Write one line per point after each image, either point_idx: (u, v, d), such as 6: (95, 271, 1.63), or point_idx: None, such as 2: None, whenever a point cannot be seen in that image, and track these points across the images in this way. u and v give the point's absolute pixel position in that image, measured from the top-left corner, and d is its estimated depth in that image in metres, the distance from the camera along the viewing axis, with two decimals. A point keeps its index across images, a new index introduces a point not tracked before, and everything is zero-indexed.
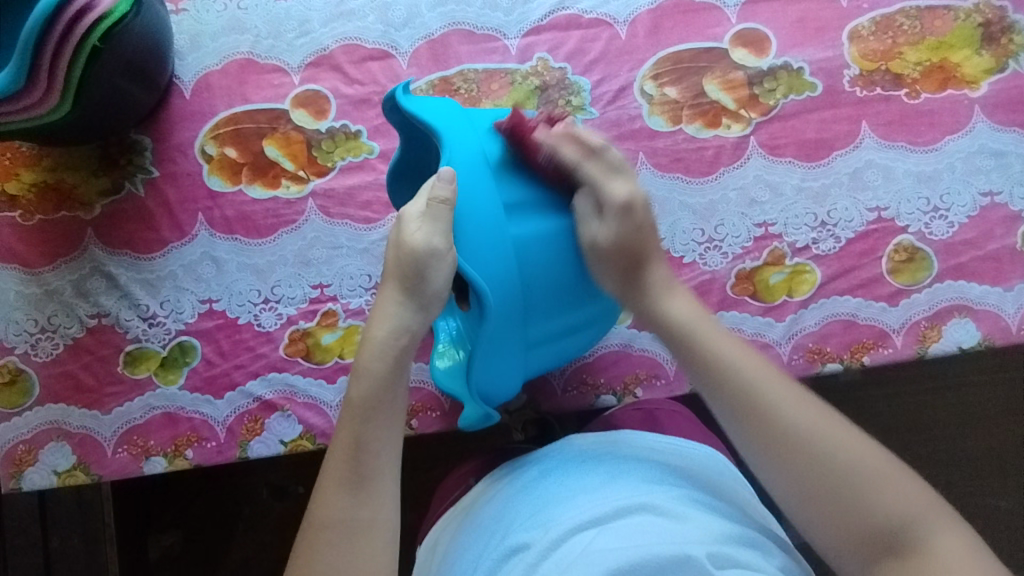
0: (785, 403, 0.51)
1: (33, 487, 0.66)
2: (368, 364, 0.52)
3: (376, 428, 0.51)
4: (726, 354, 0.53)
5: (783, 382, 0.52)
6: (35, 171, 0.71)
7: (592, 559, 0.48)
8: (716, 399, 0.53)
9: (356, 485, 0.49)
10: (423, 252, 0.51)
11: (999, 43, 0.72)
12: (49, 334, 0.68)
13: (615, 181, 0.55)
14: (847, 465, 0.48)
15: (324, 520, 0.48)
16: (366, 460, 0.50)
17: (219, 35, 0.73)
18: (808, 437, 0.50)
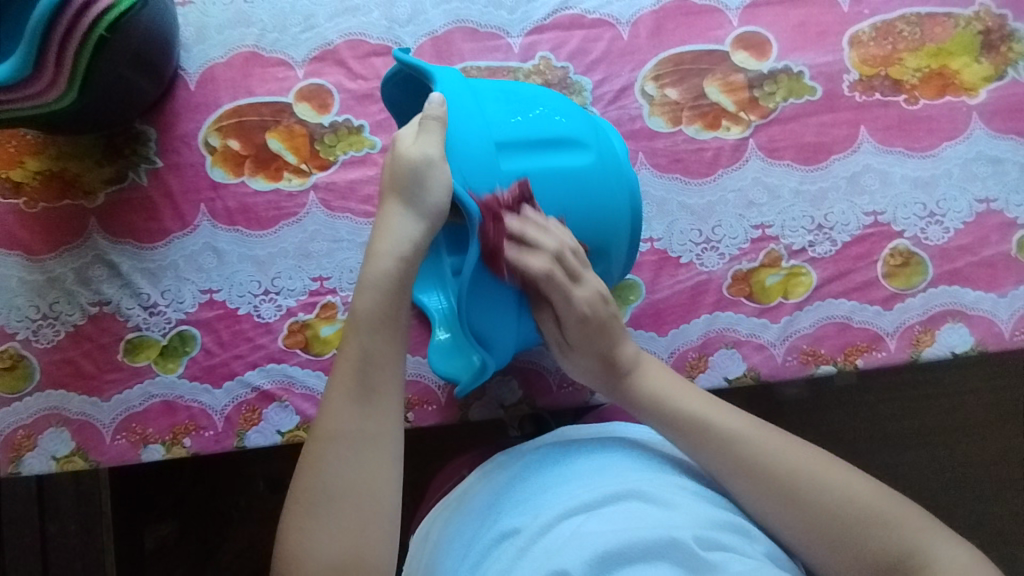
0: (768, 447, 0.54)
1: (32, 472, 0.67)
2: (373, 278, 0.52)
3: (382, 338, 0.52)
4: (693, 408, 0.57)
5: (763, 428, 0.55)
6: (39, 159, 0.71)
7: (583, 540, 0.49)
8: (706, 457, 0.55)
9: (361, 398, 0.51)
10: (421, 165, 0.50)
11: (998, 51, 0.72)
12: (51, 321, 0.69)
13: (580, 287, 0.57)
14: (820, 492, 0.52)
15: (331, 431, 0.50)
16: (371, 375, 0.51)
17: (225, 28, 0.74)
18: (793, 473, 0.52)
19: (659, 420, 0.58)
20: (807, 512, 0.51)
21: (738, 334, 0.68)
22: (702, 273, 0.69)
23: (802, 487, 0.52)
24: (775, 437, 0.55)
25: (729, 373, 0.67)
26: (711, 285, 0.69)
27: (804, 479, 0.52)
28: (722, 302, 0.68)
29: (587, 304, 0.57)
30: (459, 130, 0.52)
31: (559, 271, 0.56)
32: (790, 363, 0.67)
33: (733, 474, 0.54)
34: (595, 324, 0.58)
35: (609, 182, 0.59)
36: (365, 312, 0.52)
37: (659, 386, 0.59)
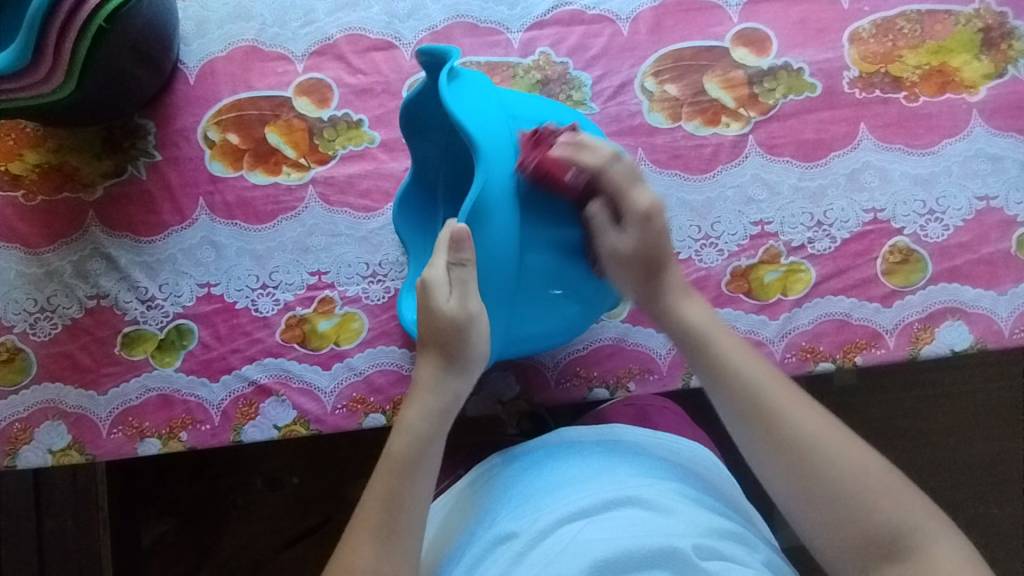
0: (789, 407, 0.52)
1: (28, 465, 0.67)
2: (412, 423, 0.53)
3: (412, 485, 0.51)
4: (726, 352, 0.55)
5: (791, 389, 0.53)
6: (38, 152, 0.71)
7: (580, 547, 0.48)
8: (723, 400, 0.54)
9: (385, 537, 0.49)
10: (464, 321, 0.52)
11: (999, 49, 0.72)
12: (48, 314, 0.69)
13: (637, 190, 0.56)
14: (867, 496, 0.49)
15: (351, 567, 0.48)
16: (400, 515, 0.50)
17: (225, 22, 0.74)
18: (803, 439, 0.51)
19: (693, 353, 0.56)
20: (839, 512, 0.49)
21: (737, 330, 0.68)
22: (701, 269, 0.69)
23: (843, 487, 0.49)
24: (799, 398, 0.53)
25: None
26: (710, 281, 0.69)
27: (813, 447, 0.50)
28: (721, 298, 0.68)
29: (632, 251, 0.56)
30: (469, 94, 0.53)
31: (613, 172, 0.55)
32: (789, 360, 0.67)
33: (743, 424, 0.53)
34: (645, 258, 0.56)
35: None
36: (399, 452, 0.52)
37: (701, 318, 0.56)
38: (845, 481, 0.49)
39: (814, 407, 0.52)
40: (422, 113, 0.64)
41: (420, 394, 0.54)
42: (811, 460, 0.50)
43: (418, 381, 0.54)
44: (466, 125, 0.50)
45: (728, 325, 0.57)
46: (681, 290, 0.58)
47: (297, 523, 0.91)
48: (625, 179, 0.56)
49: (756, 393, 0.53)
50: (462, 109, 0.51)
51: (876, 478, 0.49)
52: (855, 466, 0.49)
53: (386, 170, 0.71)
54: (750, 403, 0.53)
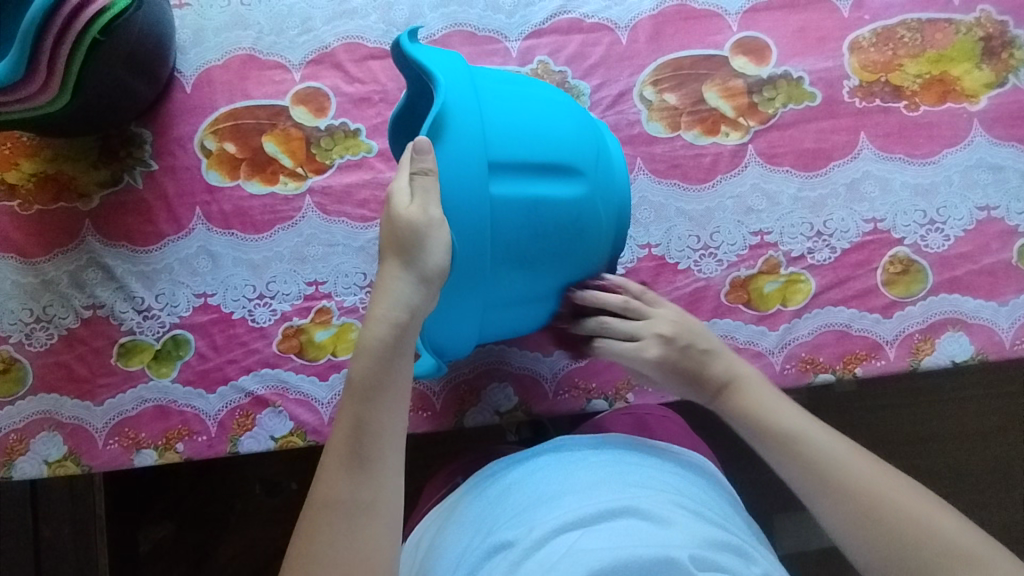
0: (845, 461, 0.54)
1: (24, 476, 0.66)
2: (368, 344, 0.49)
3: (380, 407, 0.49)
4: (784, 418, 0.57)
5: (846, 445, 0.55)
6: (35, 161, 0.71)
7: (578, 557, 0.48)
8: (783, 462, 0.56)
9: (356, 465, 0.48)
10: (422, 227, 0.47)
11: (1000, 58, 0.72)
12: (44, 324, 0.68)
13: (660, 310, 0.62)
14: (894, 508, 0.51)
15: (327, 499, 0.47)
16: (367, 442, 0.48)
17: (222, 30, 0.73)
18: (865, 488, 0.52)
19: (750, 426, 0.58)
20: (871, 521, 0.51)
21: (736, 341, 0.67)
22: (700, 279, 0.68)
23: (877, 502, 0.51)
24: (856, 454, 0.54)
25: None
26: (709, 291, 0.68)
27: (877, 495, 0.52)
28: (720, 308, 0.68)
29: (665, 330, 0.61)
30: (434, 57, 0.51)
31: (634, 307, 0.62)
32: (789, 370, 0.67)
33: (803, 481, 0.54)
34: (671, 364, 0.61)
35: (595, 144, 0.57)
36: (361, 377, 0.49)
37: (749, 399, 0.59)
38: (877, 501, 0.51)
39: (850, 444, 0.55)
40: (419, 108, 0.61)
41: (380, 305, 0.49)
42: (840, 486, 0.52)
43: (376, 293, 0.50)
44: (424, 63, 0.50)
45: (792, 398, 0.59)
46: (724, 380, 0.60)
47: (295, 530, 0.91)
48: (647, 308, 0.63)
49: (793, 433, 0.56)
50: (420, 53, 0.51)
51: (904, 494, 0.51)
52: (885, 489, 0.52)
53: (384, 179, 0.71)
54: (784, 443, 0.56)
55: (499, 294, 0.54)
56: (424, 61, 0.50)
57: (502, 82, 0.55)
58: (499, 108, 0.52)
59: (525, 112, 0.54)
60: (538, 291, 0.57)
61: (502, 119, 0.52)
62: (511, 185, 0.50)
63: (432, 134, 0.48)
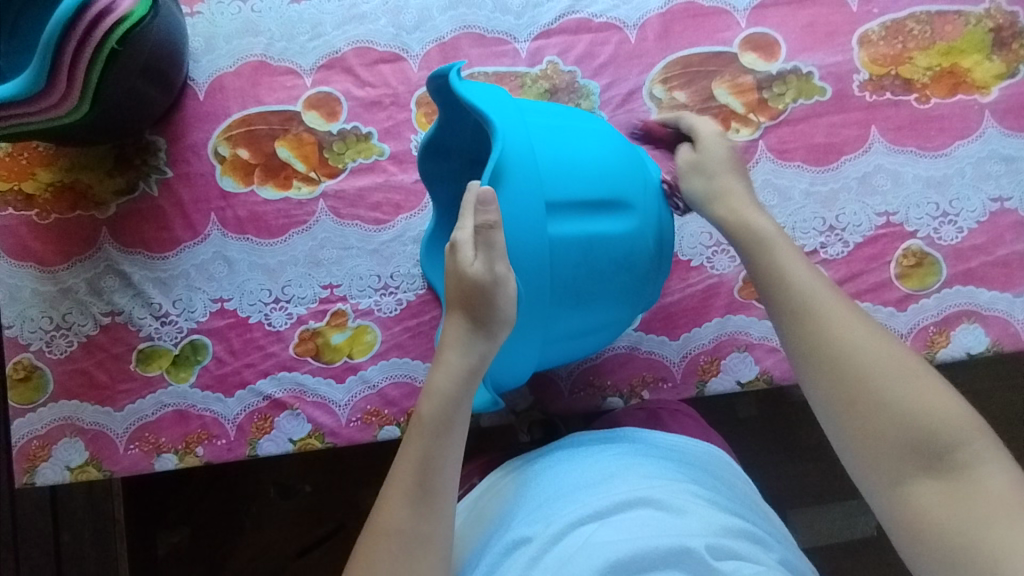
0: (836, 314, 0.49)
1: (47, 482, 0.67)
2: (440, 385, 0.50)
3: (443, 446, 0.50)
4: (782, 264, 0.52)
5: (837, 299, 0.50)
6: (51, 170, 0.71)
7: (593, 550, 0.49)
8: (777, 311, 0.51)
9: (419, 498, 0.49)
10: (487, 283, 0.48)
11: (1010, 49, 0.72)
12: (64, 331, 0.69)
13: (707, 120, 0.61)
14: (873, 368, 0.47)
15: (387, 528, 0.49)
16: (433, 477, 0.49)
17: (234, 37, 0.74)
18: (850, 347, 0.48)
19: (753, 256, 0.54)
20: (872, 407, 0.46)
21: (751, 337, 0.68)
22: (714, 276, 0.69)
23: (875, 385, 0.46)
24: (853, 316, 0.49)
25: (740, 376, 0.68)
26: (723, 288, 0.69)
27: (854, 353, 0.48)
28: (733, 304, 0.69)
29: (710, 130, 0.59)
30: (484, 95, 0.52)
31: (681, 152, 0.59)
32: None
33: (802, 348, 0.49)
34: (724, 166, 0.57)
35: (639, 172, 0.58)
36: (430, 414, 0.50)
37: (766, 229, 0.54)
38: (890, 396, 0.46)
39: (869, 322, 0.49)
40: (447, 142, 0.66)
41: (448, 352, 0.51)
42: (842, 369, 0.47)
43: (445, 341, 0.51)
44: (476, 104, 0.51)
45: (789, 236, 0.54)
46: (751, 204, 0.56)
47: (311, 532, 0.92)
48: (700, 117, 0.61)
49: (778, 271, 0.52)
50: (468, 89, 0.52)
51: (924, 392, 0.46)
52: (898, 379, 0.46)
53: (396, 182, 0.72)
54: (796, 302, 0.50)
55: (557, 329, 0.56)
56: (476, 102, 0.51)
57: (548, 116, 0.57)
58: (551, 148, 0.54)
59: (570, 142, 0.55)
60: (595, 323, 0.58)
61: (552, 157, 0.53)
62: (564, 222, 0.52)
63: (493, 178, 0.49)
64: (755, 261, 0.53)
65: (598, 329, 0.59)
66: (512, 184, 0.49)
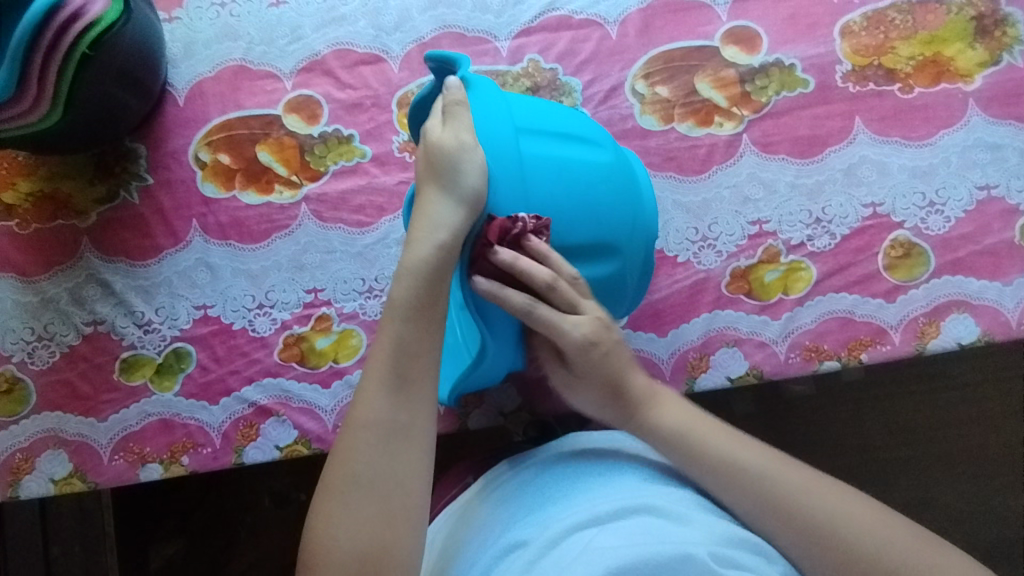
0: (801, 491, 0.52)
1: (31, 495, 0.66)
2: (410, 266, 0.51)
3: (419, 332, 0.50)
4: (751, 463, 0.53)
5: (794, 469, 0.53)
6: (31, 180, 0.71)
7: (593, 555, 0.48)
8: (754, 515, 0.53)
9: (395, 387, 0.49)
10: (456, 151, 0.50)
11: (993, 36, 0.71)
12: (46, 342, 0.68)
13: (572, 319, 0.54)
14: (853, 534, 0.50)
15: (364, 421, 0.49)
16: (408, 364, 0.50)
17: (212, 42, 0.73)
18: (825, 516, 0.51)
19: (687, 458, 0.55)
20: (857, 560, 0.49)
21: (739, 332, 0.67)
22: (701, 271, 0.68)
23: (838, 532, 0.50)
24: (829, 491, 0.52)
25: (730, 372, 0.66)
26: (710, 283, 0.68)
27: (834, 526, 0.50)
28: (721, 300, 0.67)
29: (588, 334, 0.55)
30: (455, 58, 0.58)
31: (556, 297, 0.53)
32: (793, 360, 0.66)
33: (783, 529, 0.51)
34: (587, 352, 0.56)
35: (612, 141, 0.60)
36: (401, 299, 0.51)
37: (683, 423, 0.56)
38: (879, 550, 0.49)
39: (828, 484, 0.53)
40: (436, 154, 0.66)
41: (422, 230, 0.51)
42: (822, 535, 0.50)
43: (417, 221, 0.52)
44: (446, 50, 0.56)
45: (711, 420, 0.57)
46: (648, 398, 0.57)
47: None
48: (569, 298, 0.54)
49: (734, 471, 0.53)
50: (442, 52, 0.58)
51: (884, 524, 0.51)
52: (884, 534, 0.50)
53: (379, 184, 0.71)
54: (761, 495, 0.52)
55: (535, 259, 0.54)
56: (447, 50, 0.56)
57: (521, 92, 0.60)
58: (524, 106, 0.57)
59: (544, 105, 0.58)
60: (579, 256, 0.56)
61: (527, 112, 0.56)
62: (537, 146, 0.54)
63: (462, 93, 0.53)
64: (717, 485, 0.54)
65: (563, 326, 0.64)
66: (482, 91, 0.53)
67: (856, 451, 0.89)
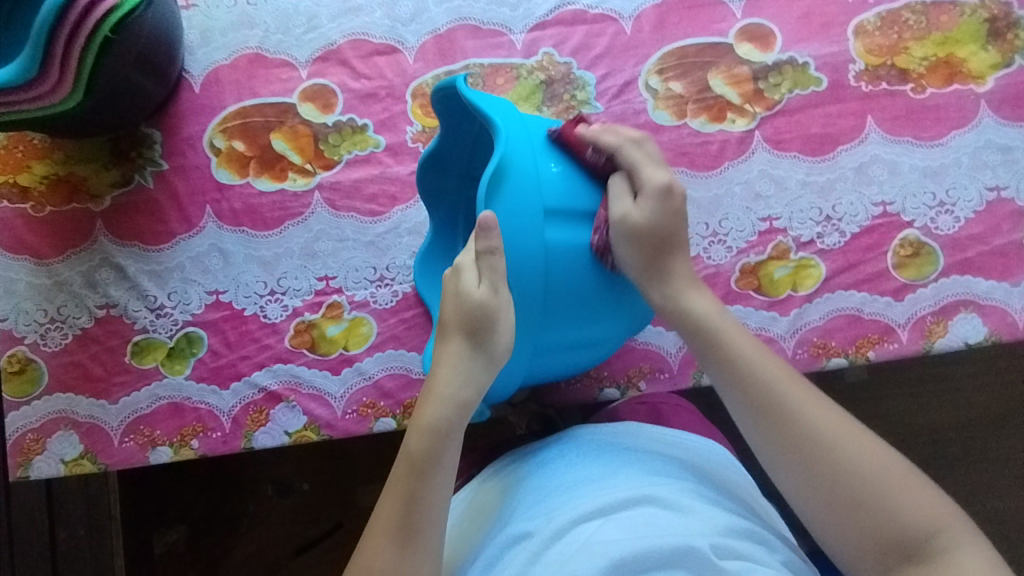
0: (806, 407, 0.52)
1: (41, 475, 0.67)
2: (461, 294, 0.53)
3: (464, 361, 0.53)
4: (761, 367, 0.53)
5: (801, 386, 0.53)
6: (46, 163, 0.71)
7: (596, 548, 0.48)
8: (755, 424, 0.53)
9: (433, 425, 0.52)
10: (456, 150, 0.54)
11: (1004, 39, 0.72)
12: (59, 324, 0.69)
13: (654, 170, 0.56)
14: (848, 461, 0.50)
15: (410, 450, 0.52)
16: (445, 396, 0.52)
17: (228, 30, 0.74)
18: (823, 437, 0.50)
19: (704, 345, 0.56)
20: (843, 487, 0.49)
21: (748, 327, 0.67)
22: (710, 267, 0.68)
23: (828, 453, 0.50)
24: (837, 416, 0.52)
25: None
26: (719, 278, 0.68)
27: (831, 445, 0.50)
28: (730, 295, 0.68)
29: (660, 181, 0.55)
30: None
31: (631, 150, 0.56)
32: (801, 356, 0.67)
33: (773, 443, 0.52)
34: (654, 238, 0.55)
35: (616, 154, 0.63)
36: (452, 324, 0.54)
37: (711, 312, 0.56)
38: (865, 481, 0.49)
39: (833, 408, 0.52)
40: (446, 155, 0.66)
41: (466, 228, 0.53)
42: (812, 450, 0.50)
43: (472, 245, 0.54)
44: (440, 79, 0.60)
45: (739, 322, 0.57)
46: (688, 281, 0.57)
47: (310, 528, 0.91)
48: (641, 158, 0.56)
49: (752, 375, 0.53)
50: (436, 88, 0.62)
51: (886, 459, 0.50)
52: (883, 470, 0.49)
53: (392, 174, 0.72)
54: (758, 395, 0.53)
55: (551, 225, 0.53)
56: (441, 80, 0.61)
57: None
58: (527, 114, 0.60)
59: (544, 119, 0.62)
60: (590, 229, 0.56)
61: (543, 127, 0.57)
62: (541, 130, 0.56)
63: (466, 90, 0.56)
64: (727, 382, 0.54)
65: (590, 346, 0.59)
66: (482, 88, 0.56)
67: None
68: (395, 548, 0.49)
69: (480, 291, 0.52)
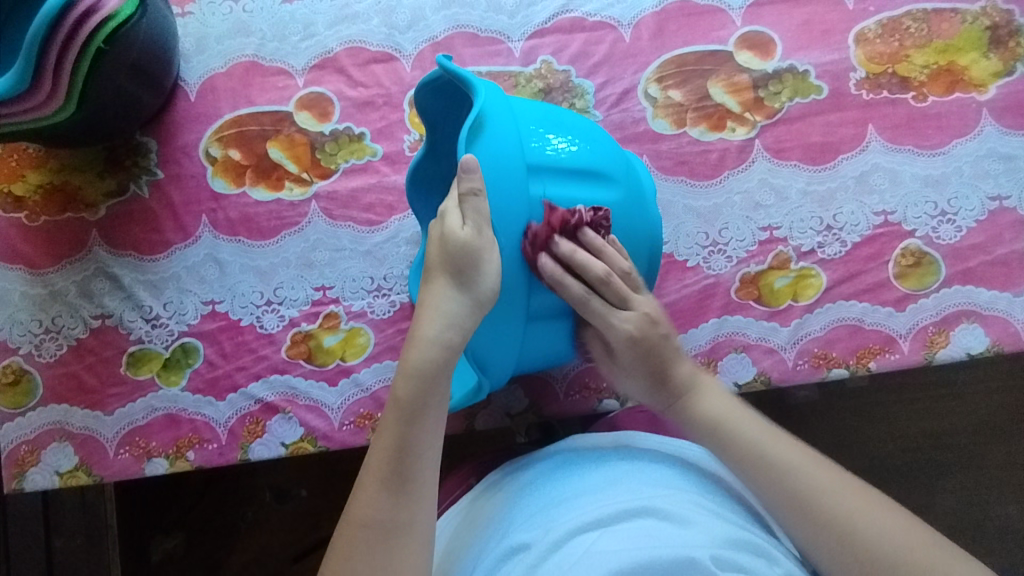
0: (852, 509, 0.49)
1: (36, 487, 0.66)
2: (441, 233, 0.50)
3: (446, 301, 0.50)
4: (792, 463, 0.52)
5: (842, 483, 0.51)
6: (41, 172, 0.71)
7: (594, 559, 0.47)
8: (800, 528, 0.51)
9: (417, 369, 0.50)
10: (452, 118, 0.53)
11: (1006, 47, 0.71)
12: (53, 335, 0.68)
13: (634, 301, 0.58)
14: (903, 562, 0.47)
15: (396, 399, 0.50)
16: (431, 336, 0.50)
17: (224, 38, 0.73)
18: (876, 538, 0.48)
19: (726, 448, 0.55)
20: None
21: (747, 338, 0.67)
22: (710, 277, 0.68)
23: (886, 555, 0.47)
24: (886, 514, 0.49)
25: (738, 377, 0.66)
26: (719, 288, 0.68)
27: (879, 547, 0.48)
28: (731, 305, 0.67)
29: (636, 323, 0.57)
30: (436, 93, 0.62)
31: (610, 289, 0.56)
32: (802, 366, 0.66)
33: (828, 547, 0.49)
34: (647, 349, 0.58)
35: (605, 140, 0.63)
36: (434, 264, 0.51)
37: (723, 413, 0.56)
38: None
39: (878, 503, 0.50)
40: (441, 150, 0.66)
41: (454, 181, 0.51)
42: (860, 553, 0.48)
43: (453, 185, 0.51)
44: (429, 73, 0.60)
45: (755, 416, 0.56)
46: (690, 384, 0.58)
47: (308, 536, 0.91)
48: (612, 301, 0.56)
49: (785, 476, 0.52)
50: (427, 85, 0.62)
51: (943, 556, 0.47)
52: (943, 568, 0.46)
53: (390, 183, 0.71)
54: (796, 500, 0.51)
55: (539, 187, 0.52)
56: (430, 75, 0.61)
57: None
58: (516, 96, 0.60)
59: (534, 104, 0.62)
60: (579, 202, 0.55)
61: (529, 108, 0.56)
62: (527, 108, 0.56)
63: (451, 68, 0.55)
64: (766, 489, 0.53)
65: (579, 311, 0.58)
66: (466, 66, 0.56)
67: (859, 458, 0.89)
68: (387, 496, 0.48)
69: (464, 231, 0.49)
